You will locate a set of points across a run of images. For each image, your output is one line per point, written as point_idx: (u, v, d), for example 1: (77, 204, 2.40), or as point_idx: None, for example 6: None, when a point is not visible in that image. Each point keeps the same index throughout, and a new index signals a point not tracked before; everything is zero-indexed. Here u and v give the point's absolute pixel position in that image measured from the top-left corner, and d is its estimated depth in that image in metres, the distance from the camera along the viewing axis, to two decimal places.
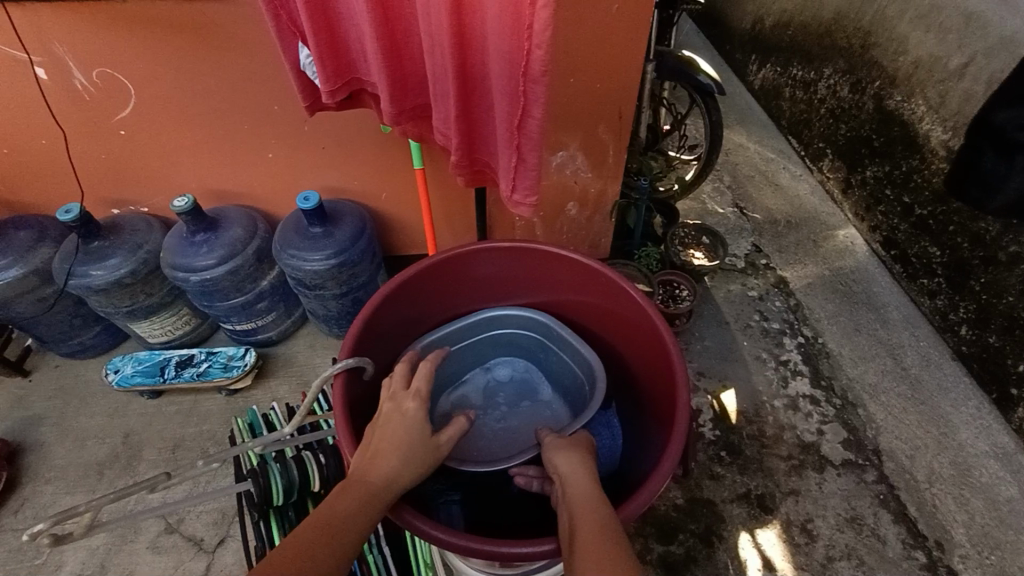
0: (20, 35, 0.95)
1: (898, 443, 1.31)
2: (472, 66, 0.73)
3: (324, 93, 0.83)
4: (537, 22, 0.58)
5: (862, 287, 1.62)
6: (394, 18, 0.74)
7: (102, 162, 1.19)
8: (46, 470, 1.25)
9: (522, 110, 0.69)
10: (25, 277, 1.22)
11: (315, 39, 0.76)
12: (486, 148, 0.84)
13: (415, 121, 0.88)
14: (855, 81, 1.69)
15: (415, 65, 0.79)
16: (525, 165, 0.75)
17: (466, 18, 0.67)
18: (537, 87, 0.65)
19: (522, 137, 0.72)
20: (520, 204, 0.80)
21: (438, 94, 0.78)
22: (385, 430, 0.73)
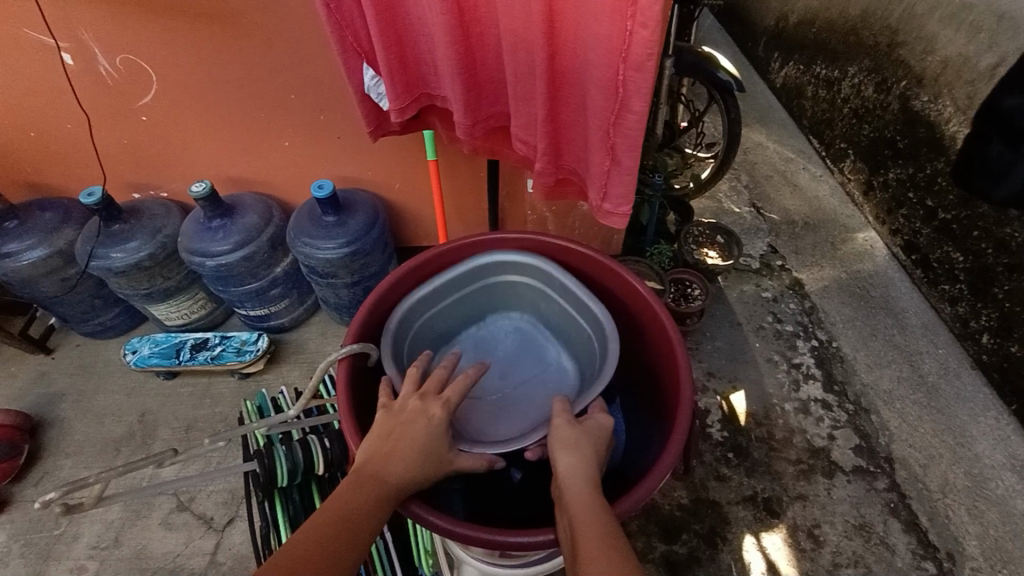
0: (48, 22, 0.97)
1: (912, 452, 1.28)
2: (559, 65, 0.72)
3: (395, 111, 0.85)
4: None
5: (880, 291, 1.58)
6: (469, 25, 0.75)
7: (124, 147, 1.21)
8: (65, 446, 1.29)
9: (620, 104, 0.69)
10: (49, 258, 1.25)
11: (386, 57, 0.78)
12: (572, 154, 0.84)
13: (488, 134, 0.89)
14: (880, 80, 1.65)
15: (490, 71, 0.80)
16: (620, 165, 0.76)
17: (555, 11, 0.67)
18: (641, 74, 0.64)
19: (619, 134, 0.72)
20: (613, 212, 0.81)
21: (518, 100, 0.79)
22: (403, 427, 0.70)
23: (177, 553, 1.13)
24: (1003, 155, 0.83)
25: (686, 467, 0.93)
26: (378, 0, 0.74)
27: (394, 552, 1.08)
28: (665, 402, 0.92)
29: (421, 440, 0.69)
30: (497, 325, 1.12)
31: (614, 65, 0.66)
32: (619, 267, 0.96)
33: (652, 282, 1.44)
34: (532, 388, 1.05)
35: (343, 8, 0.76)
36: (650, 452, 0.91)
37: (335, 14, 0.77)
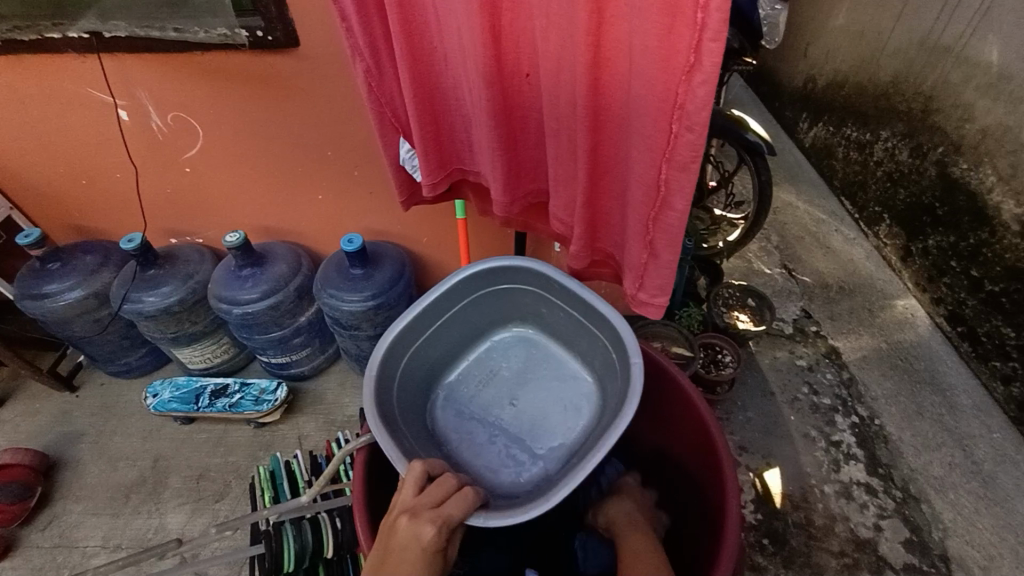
0: (109, 82, 1.03)
1: (970, 551, 1.17)
2: (600, 153, 0.72)
3: (427, 185, 0.87)
4: (692, 100, 0.55)
5: (924, 364, 1.50)
6: (512, 107, 0.75)
7: (166, 196, 1.26)
8: (77, 489, 1.28)
9: (664, 198, 0.66)
10: (85, 299, 1.28)
11: (423, 134, 0.81)
12: (605, 238, 0.84)
13: (523, 211, 0.90)
14: (915, 146, 1.62)
15: (529, 151, 0.81)
16: (658, 260, 0.74)
17: (599, 105, 0.66)
18: (685, 173, 0.62)
19: (660, 228, 0.70)
20: (648, 301, 0.79)
21: (558, 182, 0.79)
22: (400, 553, 0.64)
23: None
24: None
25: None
26: (419, 82, 0.76)
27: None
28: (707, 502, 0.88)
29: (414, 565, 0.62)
30: (497, 348, 1.12)
31: (656, 162, 0.64)
32: (663, 359, 0.97)
33: (681, 348, 1.38)
34: (548, 404, 1.03)
35: (382, 87, 0.79)
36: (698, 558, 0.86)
37: (375, 93, 0.79)
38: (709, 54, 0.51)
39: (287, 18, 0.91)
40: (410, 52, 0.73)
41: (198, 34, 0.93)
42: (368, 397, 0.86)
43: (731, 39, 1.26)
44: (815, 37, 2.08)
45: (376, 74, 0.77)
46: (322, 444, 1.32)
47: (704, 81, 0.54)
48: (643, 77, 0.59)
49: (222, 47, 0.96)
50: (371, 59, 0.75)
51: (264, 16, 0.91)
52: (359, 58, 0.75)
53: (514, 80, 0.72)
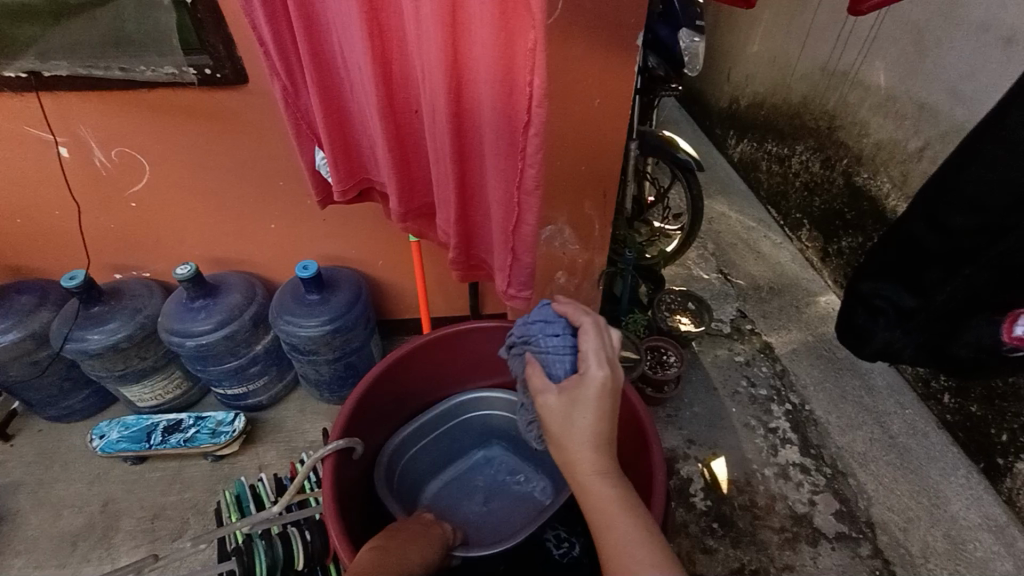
0: (49, 119, 1.02)
1: (890, 515, 1.30)
2: (471, 175, 0.79)
3: (337, 191, 0.91)
4: (530, 147, 0.65)
5: (845, 353, 1.66)
6: (402, 134, 0.81)
7: (110, 231, 1.24)
8: (16, 543, 1.21)
9: (517, 219, 0.74)
10: (22, 341, 1.23)
11: (331, 149, 0.85)
12: (484, 247, 0.90)
13: (419, 220, 0.95)
14: (825, 158, 1.82)
15: (421, 170, 0.87)
16: (521, 263, 0.81)
17: (466, 139, 0.74)
18: (530, 200, 0.71)
19: (518, 243, 0.78)
20: (517, 297, 0.86)
21: (439, 199, 0.84)
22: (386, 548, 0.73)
23: None
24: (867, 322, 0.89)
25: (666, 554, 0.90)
26: (327, 100, 0.81)
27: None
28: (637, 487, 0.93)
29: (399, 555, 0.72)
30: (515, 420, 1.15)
31: (511, 188, 0.73)
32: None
33: (629, 352, 1.48)
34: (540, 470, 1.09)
35: (299, 103, 0.83)
36: None
37: (291, 108, 0.83)
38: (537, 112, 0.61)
39: (237, 56, 0.96)
40: (319, 77, 0.78)
41: (144, 74, 0.93)
42: (378, 471, 0.98)
43: (657, 67, 1.39)
44: (735, 62, 2.29)
45: (293, 94, 0.81)
46: (285, 471, 1.31)
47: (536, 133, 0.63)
48: (492, 122, 0.67)
49: (170, 84, 0.98)
50: (289, 82, 0.80)
51: (212, 54, 0.95)
52: (277, 79, 0.79)
53: (403, 113, 0.79)
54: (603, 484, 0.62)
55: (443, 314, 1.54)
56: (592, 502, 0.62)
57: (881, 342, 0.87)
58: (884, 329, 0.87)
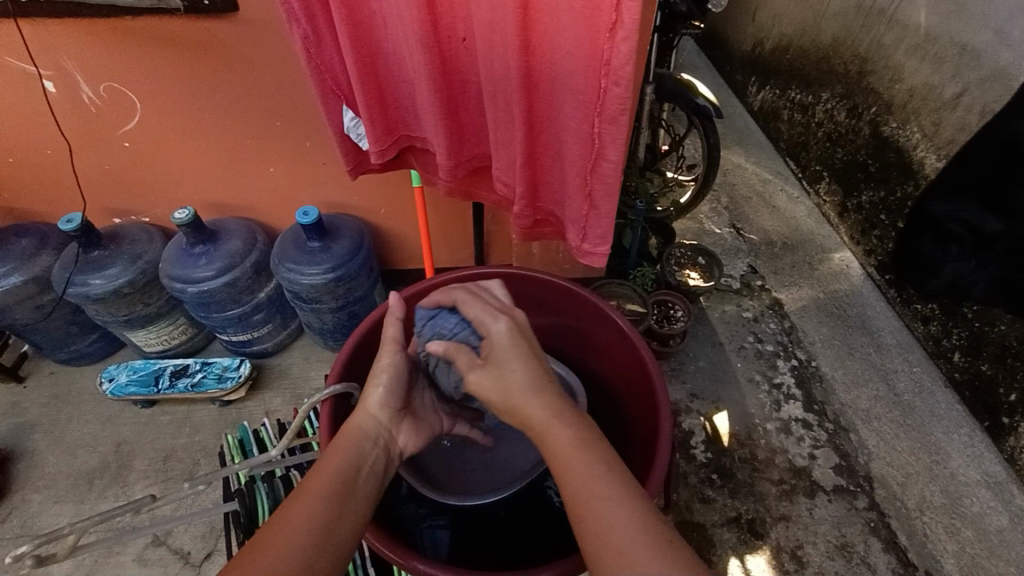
0: (30, 50, 0.97)
1: (889, 470, 1.31)
2: (536, 113, 0.74)
3: (376, 152, 0.87)
4: (615, 57, 0.59)
5: (856, 310, 1.63)
6: (451, 73, 0.76)
7: (105, 173, 1.20)
8: (36, 479, 1.25)
9: (598, 152, 0.70)
10: (24, 285, 1.23)
11: (366, 103, 0.80)
12: (549, 196, 0.86)
13: (467, 176, 0.91)
14: (852, 106, 1.71)
15: (471, 115, 0.82)
16: (598, 211, 0.77)
17: (533, 67, 0.68)
18: (615, 127, 0.66)
19: (596, 181, 0.74)
20: (591, 252, 0.82)
21: (500, 143, 0.80)
22: (328, 472, 0.63)
23: None
24: (932, 250, 1.03)
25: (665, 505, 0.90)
26: (360, 45, 0.75)
27: (370, 560, 1.06)
28: (641, 443, 0.91)
29: (343, 483, 0.62)
30: None
31: (590, 117, 0.68)
32: (612, 312, 0.97)
33: (636, 305, 1.46)
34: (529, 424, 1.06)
35: (322, 55, 0.77)
36: None
37: (314, 60, 0.78)
38: (628, 11, 0.55)
39: None
40: (348, 20, 0.72)
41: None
42: None
43: (679, 2, 1.28)
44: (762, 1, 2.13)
45: (316, 41, 0.76)
46: (290, 417, 1.34)
47: (625, 37, 0.57)
48: (571, 35, 0.62)
49: (155, 10, 0.91)
50: (309, 27, 0.74)
51: None
52: (297, 26, 0.73)
53: (451, 45, 0.73)
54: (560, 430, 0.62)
55: (447, 264, 1.51)
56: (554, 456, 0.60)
57: (947, 273, 1.02)
58: (953, 260, 0.99)
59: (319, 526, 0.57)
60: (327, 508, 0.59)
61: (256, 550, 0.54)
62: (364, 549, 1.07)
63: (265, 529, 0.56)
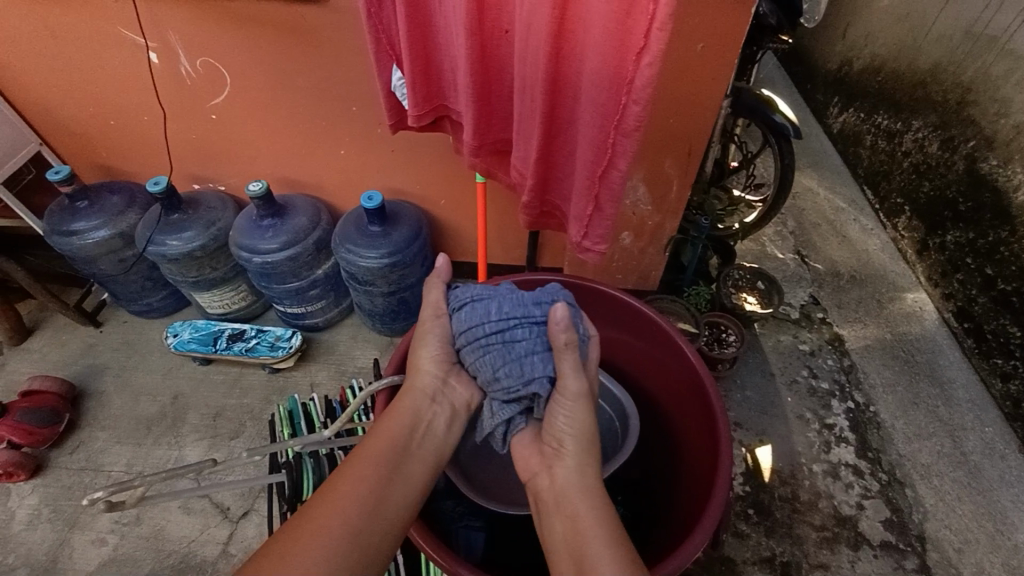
0: (141, 23, 1.04)
1: (946, 534, 1.21)
2: (558, 112, 0.72)
3: (412, 115, 0.86)
4: (638, 79, 0.57)
5: (925, 357, 1.51)
6: (489, 58, 0.76)
7: (190, 142, 1.28)
8: (102, 418, 1.35)
9: (608, 161, 0.67)
10: (111, 238, 1.32)
11: (411, 67, 0.81)
12: (559, 193, 0.84)
13: (490, 158, 0.90)
14: (946, 138, 1.59)
15: (502, 102, 0.81)
16: (601, 215, 0.74)
17: (562, 67, 0.67)
18: (627, 143, 0.63)
19: (603, 188, 0.71)
20: (589, 250, 0.79)
21: (520, 134, 0.79)
22: (384, 433, 0.67)
23: (193, 538, 1.16)
24: None
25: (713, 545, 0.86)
26: (413, 14, 0.76)
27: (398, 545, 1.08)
28: (693, 483, 0.89)
29: (396, 445, 0.66)
30: None
31: (605, 128, 0.65)
32: (676, 335, 0.96)
33: (687, 324, 1.42)
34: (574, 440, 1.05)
35: (382, 14, 0.79)
36: (668, 522, 0.90)
37: (374, 17, 0.79)
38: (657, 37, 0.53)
39: None
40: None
41: None
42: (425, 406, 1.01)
43: (769, 14, 1.22)
44: (856, 17, 2.01)
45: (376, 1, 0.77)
46: (334, 393, 1.38)
47: (651, 63, 0.55)
48: (600, 46, 0.60)
49: None
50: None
51: None
52: None
53: (493, 33, 0.73)
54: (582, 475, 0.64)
55: (498, 261, 1.52)
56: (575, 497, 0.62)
57: None
58: None
59: (367, 490, 0.60)
60: (378, 472, 0.62)
61: (305, 516, 0.56)
62: (399, 558, 1.03)
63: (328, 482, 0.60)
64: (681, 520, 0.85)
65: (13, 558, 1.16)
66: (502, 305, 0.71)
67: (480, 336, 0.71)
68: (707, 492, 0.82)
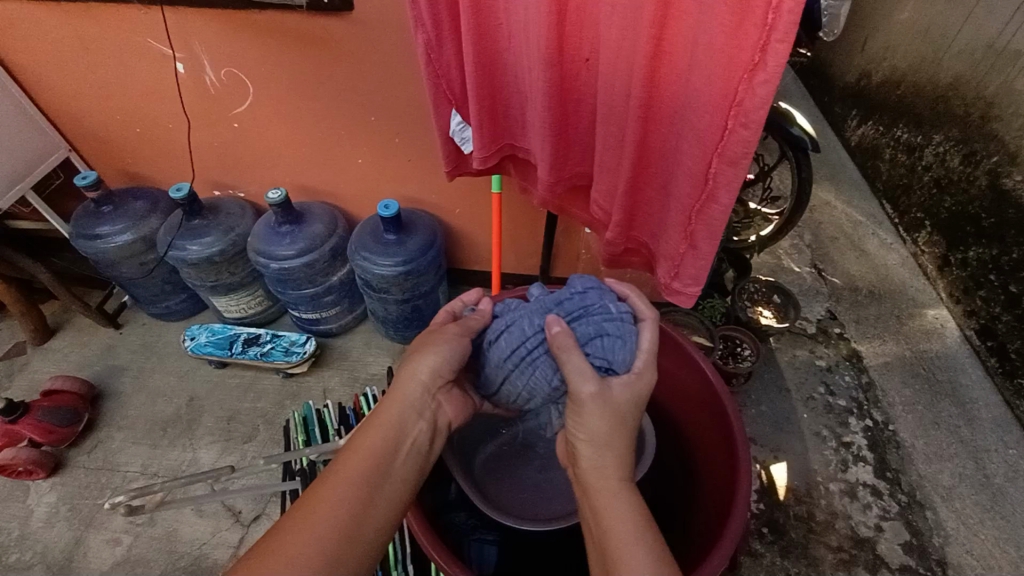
0: (170, 34, 1.07)
1: (969, 559, 1.18)
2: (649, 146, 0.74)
3: (478, 158, 0.88)
4: (750, 99, 0.57)
5: (947, 376, 1.48)
6: (569, 92, 0.77)
7: (214, 149, 1.30)
8: (120, 419, 1.38)
9: (708, 194, 0.68)
10: (133, 242, 1.35)
11: (478, 111, 0.82)
12: (643, 227, 0.85)
13: (564, 193, 0.91)
14: (968, 152, 1.56)
15: (580, 135, 0.83)
16: (696, 249, 0.75)
17: (657, 93, 0.68)
18: (733, 170, 0.64)
19: (700, 222, 0.72)
20: (681, 290, 0.80)
21: (604, 170, 0.80)
22: (366, 449, 0.64)
23: (204, 540, 1.17)
24: None
25: (732, 569, 0.85)
26: (480, 57, 0.77)
27: (409, 556, 1.07)
28: (711, 504, 0.87)
29: (379, 465, 0.64)
30: None
31: (705, 157, 0.66)
32: (694, 351, 0.95)
33: (701, 338, 1.40)
34: None
35: (441, 59, 0.80)
36: (686, 544, 0.88)
37: (432, 64, 0.80)
38: (774, 56, 0.53)
39: None
40: (474, 27, 0.74)
41: None
42: None
43: None
44: (875, 30, 1.99)
45: (437, 46, 0.78)
46: (347, 399, 1.39)
47: (765, 81, 0.56)
48: (703, 72, 0.61)
49: (279, 6, 0.99)
50: (434, 33, 0.76)
51: None
52: (421, 30, 0.76)
53: (574, 66, 0.74)
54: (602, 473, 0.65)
55: (512, 270, 1.52)
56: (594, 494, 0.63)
57: None
58: None
59: (347, 512, 0.59)
60: (357, 494, 0.60)
61: (278, 542, 0.55)
62: (408, 549, 1.06)
63: (309, 495, 0.59)
64: (698, 542, 0.84)
65: (31, 555, 1.18)
66: (531, 319, 0.76)
67: (524, 355, 0.75)
68: (726, 507, 0.81)
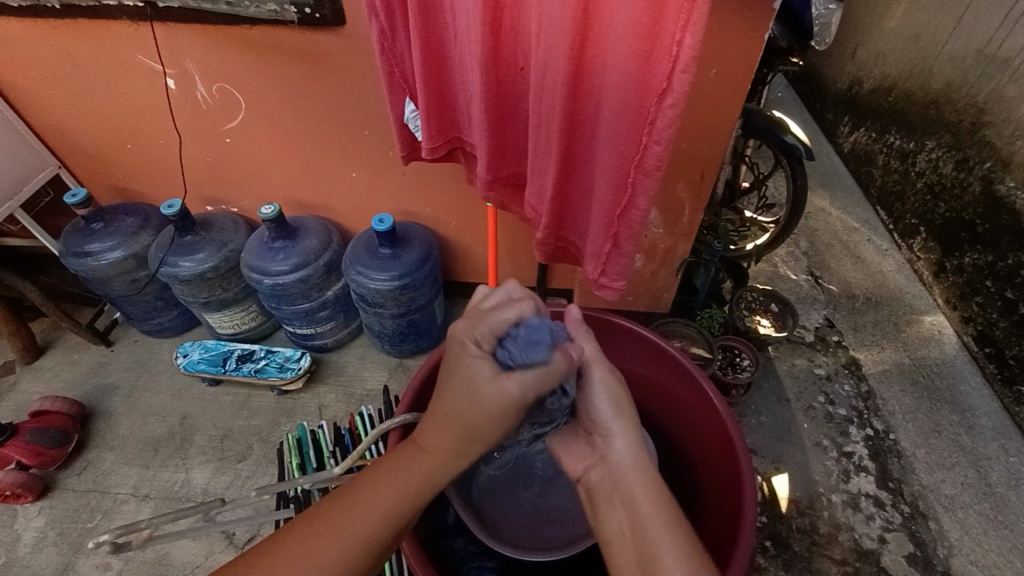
0: (160, 50, 1.06)
1: (973, 570, 1.17)
2: (575, 151, 0.74)
3: (426, 148, 0.87)
4: (660, 119, 0.59)
5: (946, 383, 1.47)
6: (504, 95, 0.76)
7: (204, 164, 1.29)
8: (110, 439, 1.35)
9: (627, 201, 0.69)
10: (125, 259, 1.33)
11: (425, 99, 0.81)
12: (573, 227, 0.85)
13: (505, 191, 0.90)
14: (961, 159, 1.57)
15: (515, 136, 0.82)
16: (619, 252, 0.75)
17: (580, 106, 0.68)
18: (648, 180, 0.65)
19: (621, 227, 0.72)
20: (607, 287, 0.80)
21: (535, 170, 0.79)
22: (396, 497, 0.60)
23: (199, 564, 1.15)
24: None
25: None
26: (428, 50, 0.76)
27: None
28: (718, 525, 0.86)
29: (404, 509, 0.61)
30: None
31: (624, 166, 0.67)
32: (694, 367, 0.94)
33: (700, 349, 1.39)
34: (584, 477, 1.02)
35: (395, 49, 0.79)
36: None
37: (387, 52, 0.80)
38: (679, 81, 0.55)
39: None
40: (421, 24, 0.74)
41: (249, 8, 0.95)
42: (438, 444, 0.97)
43: (780, 38, 1.22)
44: (866, 38, 2.01)
45: (390, 37, 0.78)
46: (343, 416, 1.37)
47: (673, 104, 0.58)
48: (619, 88, 0.61)
49: (271, 22, 0.98)
50: (387, 24, 0.76)
51: None
52: (375, 17, 0.76)
53: (509, 71, 0.74)
54: (635, 453, 0.68)
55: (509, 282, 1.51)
56: (630, 477, 0.65)
57: None
58: None
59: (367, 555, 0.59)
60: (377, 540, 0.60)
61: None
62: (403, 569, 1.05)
63: (324, 519, 0.58)
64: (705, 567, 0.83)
65: None
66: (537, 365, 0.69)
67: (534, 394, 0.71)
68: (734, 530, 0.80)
